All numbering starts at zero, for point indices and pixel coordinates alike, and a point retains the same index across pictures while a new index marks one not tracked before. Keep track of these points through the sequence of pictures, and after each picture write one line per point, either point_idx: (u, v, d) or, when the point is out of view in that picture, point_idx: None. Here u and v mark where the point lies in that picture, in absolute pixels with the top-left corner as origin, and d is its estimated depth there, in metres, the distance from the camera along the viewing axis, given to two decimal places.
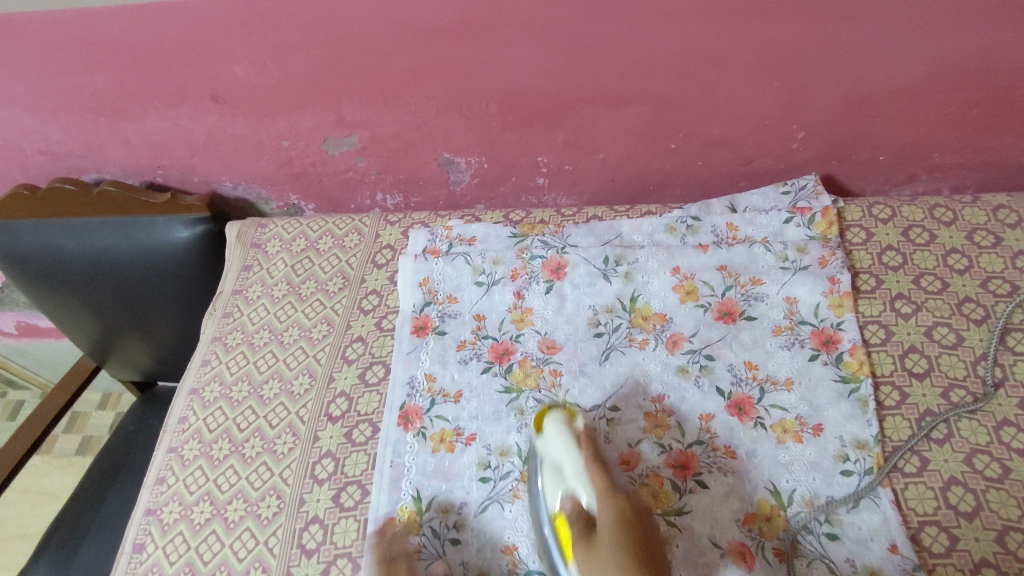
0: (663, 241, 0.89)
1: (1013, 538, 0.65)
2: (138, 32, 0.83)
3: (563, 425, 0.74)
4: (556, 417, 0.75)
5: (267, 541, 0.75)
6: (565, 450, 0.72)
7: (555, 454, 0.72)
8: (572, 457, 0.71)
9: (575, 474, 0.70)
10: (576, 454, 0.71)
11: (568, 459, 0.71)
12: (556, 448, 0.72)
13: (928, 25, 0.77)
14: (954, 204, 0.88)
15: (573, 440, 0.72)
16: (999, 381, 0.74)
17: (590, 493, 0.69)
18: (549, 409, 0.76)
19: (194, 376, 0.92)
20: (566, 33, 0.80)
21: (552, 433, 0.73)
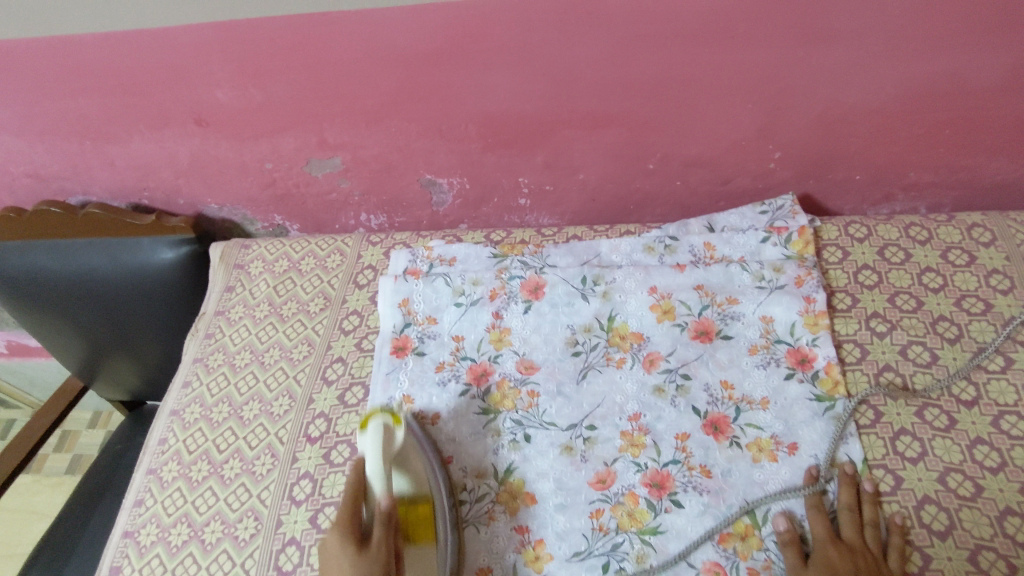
0: (642, 260, 0.90)
1: (986, 557, 0.65)
2: (120, 58, 0.84)
3: (385, 433, 0.68)
4: (382, 420, 0.68)
5: (243, 563, 0.75)
6: (375, 454, 0.67)
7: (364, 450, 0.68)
8: (376, 459, 0.66)
9: (374, 477, 0.66)
10: (383, 469, 0.66)
11: (375, 462, 0.66)
12: (368, 455, 0.67)
13: (896, 48, 0.79)
14: (929, 223, 0.89)
15: (386, 449, 0.67)
16: (972, 400, 0.75)
17: (383, 484, 0.66)
18: (375, 414, 0.69)
19: (175, 396, 0.92)
20: (541, 57, 0.81)
21: (371, 437, 0.67)
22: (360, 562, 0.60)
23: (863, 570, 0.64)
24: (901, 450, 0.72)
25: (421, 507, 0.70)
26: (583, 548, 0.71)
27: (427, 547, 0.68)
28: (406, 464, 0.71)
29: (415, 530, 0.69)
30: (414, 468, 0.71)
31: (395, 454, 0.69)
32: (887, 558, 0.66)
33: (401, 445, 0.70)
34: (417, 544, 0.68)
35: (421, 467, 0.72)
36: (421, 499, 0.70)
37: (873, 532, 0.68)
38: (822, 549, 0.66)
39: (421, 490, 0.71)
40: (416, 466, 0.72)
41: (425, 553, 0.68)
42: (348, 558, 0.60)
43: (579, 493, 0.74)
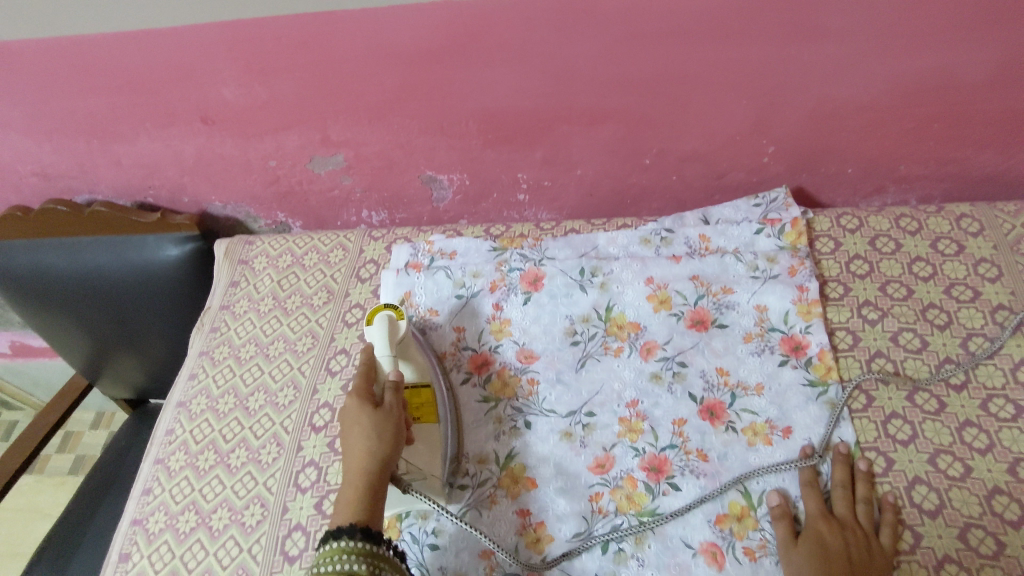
0: (639, 252, 0.92)
1: (975, 534, 0.67)
2: (128, 57, 0.86)
3: (390, 324, 0.77)
4: (388, 314, 0.78)
5: (250, 549, 0.76)
6: (382, 339, 0.75)
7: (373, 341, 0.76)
8: (383, 343, 0.75)
9: (382, 357, 0.75)
10: (390, 352, 0.75)
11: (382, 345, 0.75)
12: (375, 342, 0.76)
13: (885, 43, 0.81)
14: (919, 214, 0.91)
15: (392, 335, 0.76)
16: (961, 384, 0.77)
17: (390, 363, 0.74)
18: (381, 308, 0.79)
19: (181, 389, 0.94)
20: (540, 55, 0.84)
21: (377, 328, 0.76)
22: (377, 415, 0.67)
23: (853, 546, 0.66)
24: (892, 433, 0.74)
25: (425, 391, 0.77)
26: (582, 529, 0.72)
27: (433, 424, 0.76)
28: (408, 353, 0.79)
29: (420, 410, 0.76)
30: (415, 358, 0.79)
31: (399, 341, 0.77)
32: (878, 534, 0.68)
33: (404, 334, 0.78)
34: (421, 423, 0.76)
35: (423, 361, 0.80)
36: (423, 386, 0.77)
37: (866, 508, 0.69)
38: (814, 525, 0.68)
39: (424, 378, 0.79)
40: (416, 356, 0.80)
41: (430, 428, 0.76)
42: (366, 417, 0.67)
43: (578, 476, 0.76)
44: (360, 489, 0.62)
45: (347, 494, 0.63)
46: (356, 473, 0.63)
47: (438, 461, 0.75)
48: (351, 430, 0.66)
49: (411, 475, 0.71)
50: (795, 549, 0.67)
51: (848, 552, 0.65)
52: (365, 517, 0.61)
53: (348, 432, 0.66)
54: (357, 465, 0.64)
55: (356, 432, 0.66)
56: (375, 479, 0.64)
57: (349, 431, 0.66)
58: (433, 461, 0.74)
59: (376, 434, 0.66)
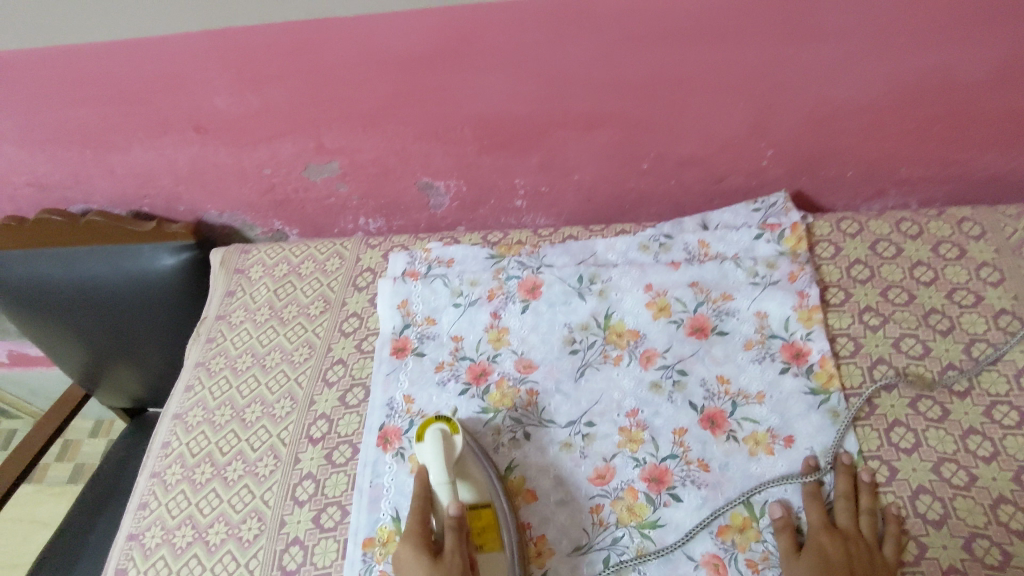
0: (637, 258, 0.91)
1: (980, 545, 0.66)
2: (119, 66, 0.85)
3: (443, 441, 0.72)
4: (439, 428, 0.74)
5: (248, 564, 0.76)
6: (435, 461, 0.72)
7: (427, 462, 0.73)
8: (439, 468, 0.71)
9: (438, 484, 0.72)
10: (447, 478, 0.72)
11: (437, 467, 0.72)
12: (430, 464, 0.72)
13: (882, 45, 0.80)
14: (920, 217, 0.90)
15: (447, 455, 0.72)
16: (965, 390, 0.76)
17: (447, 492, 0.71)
18: (433, 420, 0.74)
19: (177, 401, 0.93)
20: (534, 60, 0.83)
21: (430, 449, 0.72)
22: (436, 569, 0.64)
23: (856, 558, 0.65)
24: (895, 441, 0.73)
25: (486, 513, 0.73)
26: (583, 542, 0.71)
27: (497, 551, 0.71)
28: (466, 471, 0.74)
29: (482, 537, 0.72)
30: (475, 476, 0.74)
31: (457, 459, 0.73)
32: (882, 545, 0.67)
33: (461, 451, 0.74)
34: (484, 551, 0.71)
35: (481, 475, 0.75)
36: (483, 506, 0.73)
37: (869, 518, 0.68)
38: (816, 536, 0.67)
39: (483, 495, 0.74)
40: (476, 474, 0.75)
41: (493, 556, 0.71)
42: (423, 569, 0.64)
43: (579, 488, 0.75)
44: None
45: None
46: None
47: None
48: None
49: None
50: (797, 562, 0.66)
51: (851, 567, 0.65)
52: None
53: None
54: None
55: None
56: None
57: None
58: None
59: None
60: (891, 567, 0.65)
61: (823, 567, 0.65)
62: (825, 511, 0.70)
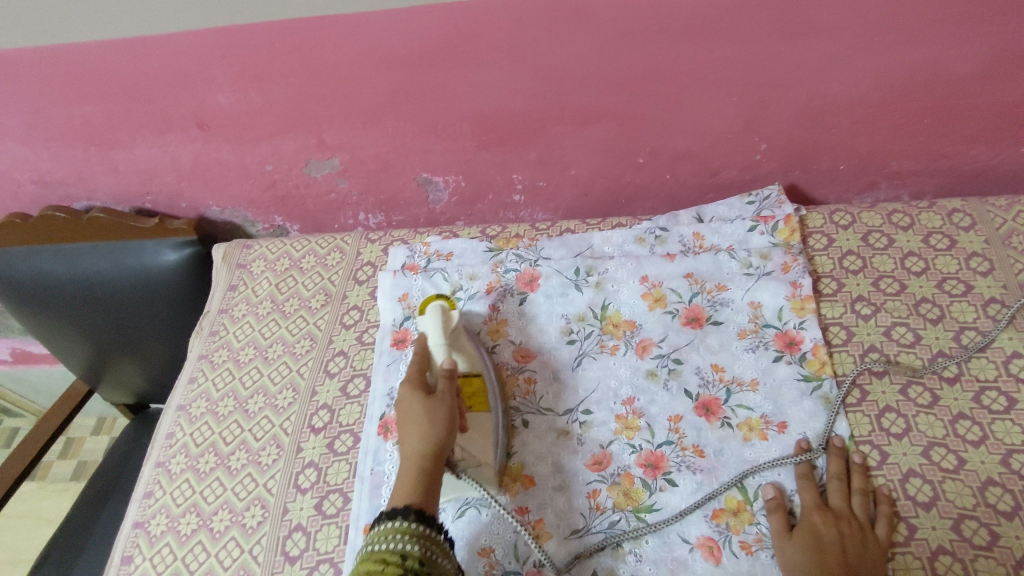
0: (633, 251, 0.93)
1: (969, 525, 0.67)
2: (124, 64, 0.87)
3: (443, 314, 0.78)
4: (438, 304, 0.79)
5: (251, 550, 0.77)
6: (433, 329, 0.77)
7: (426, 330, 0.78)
8: (437, 333, 0.77)
9: (435, 345, 0.76)
10: (443, 342, 0.76)
11: (434, 332, 0.77)
12: (430, 331, 0.78)
13: (872, 40, 0.82)
14: (911, 209, 0.92)
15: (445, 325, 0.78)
16: (954, 376, 0.77)
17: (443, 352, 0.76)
18: (434, 299, 0.81)
19: (181, 392, 0.94)
20: (531, 56, 0.84)
21: (431, 317, 0.78)
22: (429, 403, 0.67)
23: (848, 538, 0.66)
24: (886, 426, 0.75)
25: (476, 381, 0.78)
26: (580, 525, 0.73)
27: (485, 413, 0.76)
28: (461, 344, 0.79)
29: (472, 399, 0.76)
30: (466, 347, 0.80)
31: (453, 330, 0.79)
32: (874, 526, 0.68)
33: (456, 324, 0.79)
34: (473, 411, 0.76)
35: (472, 351, 0.81)
36: (474, 375, 0.78)
37: (861, 500, 0.70)
38: (808, 516, 0.69)
39: (474, 367, 0.79)
40: (468, 347, 0.80)
41: (481, 416, 0.76)
42: (420, 404, 0.67)
43: (576, 473, 0.76)
44: (410, 480, 0.61)
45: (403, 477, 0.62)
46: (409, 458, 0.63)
47: (490, 449, 0.75)
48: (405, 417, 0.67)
49: (465, 463, 0.72)
50: (790, 542, 0.67)
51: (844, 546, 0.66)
52: (418, 500, 0.60)
53: (403, 422, 0.66)
54: (410, 453, 0.64)
55: (411, 421, 0.66)
56: (429, 468, 0.63)
57: (404, 420, 0.67)
58: (486, 448, 0.74)
59: (429, 422, 0.65)
60: (883, 547, 0.67)
61: (815, 547, 0.66)
62: (818, 493, 0.71)
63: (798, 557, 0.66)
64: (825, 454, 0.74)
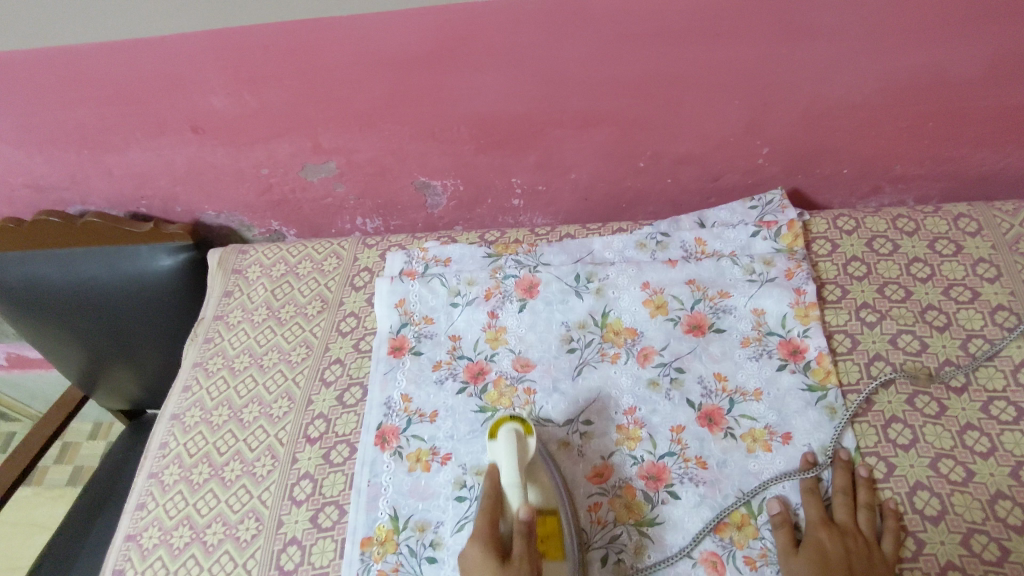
0: (634, 257, 0.91)
1: (978, 540, 0.66)
2: (116, 67, 0.85)
3: (518, 442, 0.70)
4: (512, 427, 0.71)
5: (246, 563, 0.76)
6: (508, 461, 0.69)
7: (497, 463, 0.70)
8: (511, 469, 0.68)
9: (508, 486, 0.68)
10: (518, 480, 0.68)
11: (508, 467, 0.68)
12: (501, 464, 0.69)
13: (878, 42, 0.80)
14: (916, 214, 0.90)
15: (519, 457, 0.69)
16: (962, 386, 0.76)
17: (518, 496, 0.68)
18: (506, 419, 0.72)
19: (175, 401, 0.93)
20: (530, 59, 0.83)
21: (502, 446, 0.69)
22: (503, 573, 0.61)
23: (855, 554, 0.65)
24: (893, 437, 0.73)
25: (551, 520, 0.70)
26: (582, 540, 0.71)
27: (561, 562, 0.67)
28: (534, 475, 0.73)
29: (545, 544, 0.68)
30: (541, 480, 0.72)
31: (526, 463, 0.71)
32: (880, 541, 0.67)
33: (531, 456, 0.72)
34: (549, 560, 0.67)
35: (548, 483, 0.73)
36: (550, 513, 0.70)
37: (868, 514, 0.68)
38: (814, 531, 0.67)
39: (550, 502, 0.71)
40: (544, 479, 0.73)
41: (558, 566, 0.67)
42: (492, 574, 0.61)
43: (577, 487, 0.75)
44: None
45: None
46: None
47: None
48: None
49: None
50: (796, 558, 0.66)
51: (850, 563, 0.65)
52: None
53: None
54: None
55: None
56: None
57: None
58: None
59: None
60: (890, 562, 0.65)
61: (821, 563, 0.64)
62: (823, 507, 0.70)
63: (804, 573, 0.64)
64: (830, 467, 0.72)
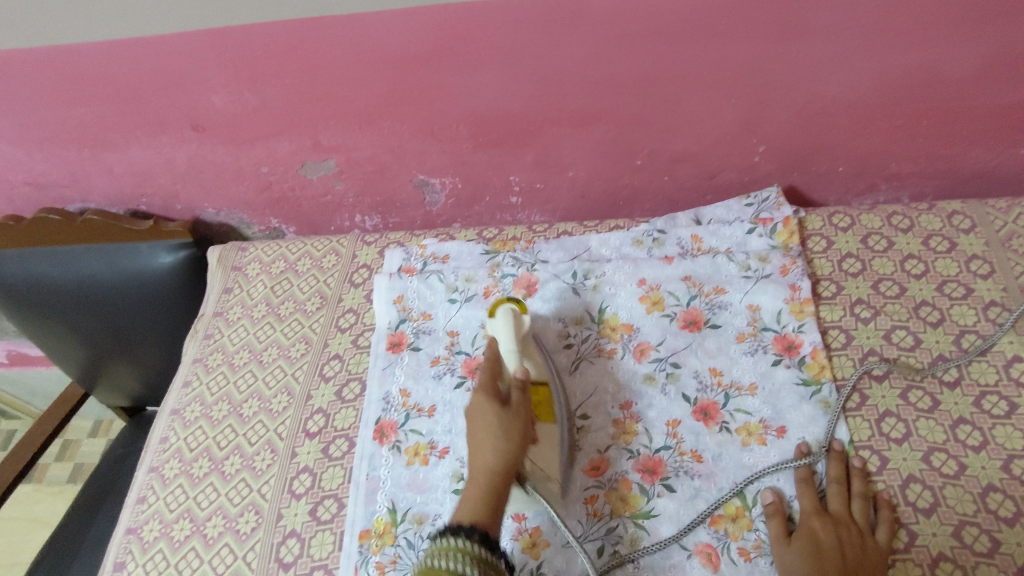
0: (631, 253, 0.92)
1: (970, 532, 0.67)
2: (117, 65, 0.86)
3: (513, 318, 0.76)
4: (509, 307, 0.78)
5: (245, 556, 0.76)
6: (506, 332, 0.75)
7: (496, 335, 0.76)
8: (508, 339, 0.75)
9: (506, 351, 0.75)
10: (514, 346, 0.75)
11: (505, 336, 0.75)
12: (500, 335, 0.75)
13: (872, 41, 0.81)
14: (911, 212, 0.91)
15: (515, 330, 0.75)
16: (955, 381, 0.77)
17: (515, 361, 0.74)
18: (503, 303, 0.79)
19: (175, 396, 0.94)
20: (528, 57, 0.84)
21: (501, 320, 0.76)
22: (504, 417, 0.69)
23: (848, 545, 0.66)
24: (886, 431, 0.74)
25: (543, 390, 0.77)
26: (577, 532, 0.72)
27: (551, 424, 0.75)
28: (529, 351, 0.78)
29: (538, 409, 0.76)
30: (535, 355, 0.78)
31: (523, 335, 0.77)
32: (874, 532, 0.67)
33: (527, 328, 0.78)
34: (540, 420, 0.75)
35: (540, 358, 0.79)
36: (542, 384, 0.77)
37: (861, 505, 0.69)
38: (807, 522, 0.68)
39: (543, 374, 0.78)
40: (536, 354, 0.79)
41: (548, 426, 0.75)
42: (493, 415, 0.69)
43: (574, 479, 0.75)
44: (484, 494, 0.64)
45: (471, 491, 0.65)
46: (481, 474, 0.66)
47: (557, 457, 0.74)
48: (478, 430, 0.69)
49: (533, 474, 0.72)
50: (789, 548, 0.66)
51: (844, 553, 0.65)
52: (488, 520, 0.62)
53: (478, 434, 0.69)
54: (482, 470, 0.66)
55: (482, 436, 0.68)
56: (497, 486, 0.65)
57: (478, 433, 0.69)
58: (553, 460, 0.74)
59: (502, 437, 0.68)
60: (883, 553, 0.66)
61: (814, 552, 0.65)
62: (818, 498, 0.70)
63: (797, 562, 0.65)
64: (824, 459, 0.73)
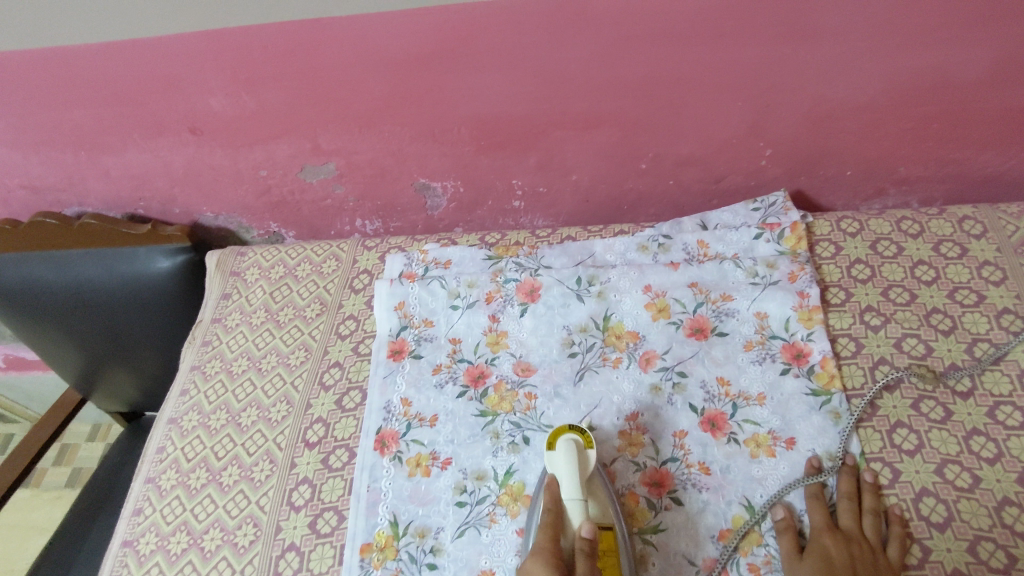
0: (636, 259, 0.90)
1: (985, 548, 0.65)
2: (113, 68, 0.85)
3: (577, 456, 0.69)
4: (571, 438, 0.71)
5: (244, 570, 0.75)
6: (569, 472, 0.68)
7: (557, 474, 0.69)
8: (571, 479, 0.68)
9: (569, 499, 0.67)
10: (578, 491, 0.67)
11: (568, 478, 0.68)
12: (562, 477, 0.68)
13: (882, 43, 0.79)
14: (921, 217, 0.89)
15: (579, 470, 0.68)
16: (968, 391, 0.75)
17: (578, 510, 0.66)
18: (564, 431, 0.73)
19: (173, 405, 0.92)
20: (531, 60, 0.82)
21: (561, 456, 0.70)
22: None
23: (861, 561, 0.64)
24: (898, 443, 0.73)
25: (608, 536, 0.66)
26: None
27: None
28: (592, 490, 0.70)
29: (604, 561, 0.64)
30: (601, 495, 0.70)
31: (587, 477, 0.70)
32: (886, 548, 0.66)
33: (592, 470, 0.71)
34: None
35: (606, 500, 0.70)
36: (608, 531, 0.67)
37: (873, 520, 0.67)
38: (818, 538, 0.66)
39: (608, 519, 0.69)
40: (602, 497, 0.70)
41: None
42: None
43: None
44: None
45: None
46: None
47: None
48: None
49: None
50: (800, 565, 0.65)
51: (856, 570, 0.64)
52: None
53: None
54: None
55: None
56: None
57: None
58: None
59: None
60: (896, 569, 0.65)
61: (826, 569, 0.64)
62: (829, 513, 0.69)
63: None
64: (835, 472, 0.71)
